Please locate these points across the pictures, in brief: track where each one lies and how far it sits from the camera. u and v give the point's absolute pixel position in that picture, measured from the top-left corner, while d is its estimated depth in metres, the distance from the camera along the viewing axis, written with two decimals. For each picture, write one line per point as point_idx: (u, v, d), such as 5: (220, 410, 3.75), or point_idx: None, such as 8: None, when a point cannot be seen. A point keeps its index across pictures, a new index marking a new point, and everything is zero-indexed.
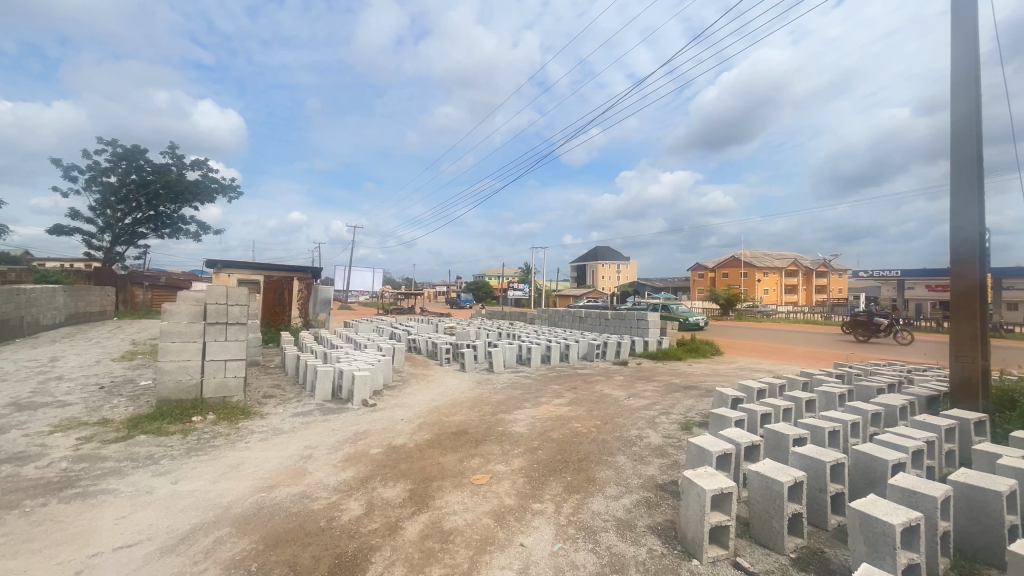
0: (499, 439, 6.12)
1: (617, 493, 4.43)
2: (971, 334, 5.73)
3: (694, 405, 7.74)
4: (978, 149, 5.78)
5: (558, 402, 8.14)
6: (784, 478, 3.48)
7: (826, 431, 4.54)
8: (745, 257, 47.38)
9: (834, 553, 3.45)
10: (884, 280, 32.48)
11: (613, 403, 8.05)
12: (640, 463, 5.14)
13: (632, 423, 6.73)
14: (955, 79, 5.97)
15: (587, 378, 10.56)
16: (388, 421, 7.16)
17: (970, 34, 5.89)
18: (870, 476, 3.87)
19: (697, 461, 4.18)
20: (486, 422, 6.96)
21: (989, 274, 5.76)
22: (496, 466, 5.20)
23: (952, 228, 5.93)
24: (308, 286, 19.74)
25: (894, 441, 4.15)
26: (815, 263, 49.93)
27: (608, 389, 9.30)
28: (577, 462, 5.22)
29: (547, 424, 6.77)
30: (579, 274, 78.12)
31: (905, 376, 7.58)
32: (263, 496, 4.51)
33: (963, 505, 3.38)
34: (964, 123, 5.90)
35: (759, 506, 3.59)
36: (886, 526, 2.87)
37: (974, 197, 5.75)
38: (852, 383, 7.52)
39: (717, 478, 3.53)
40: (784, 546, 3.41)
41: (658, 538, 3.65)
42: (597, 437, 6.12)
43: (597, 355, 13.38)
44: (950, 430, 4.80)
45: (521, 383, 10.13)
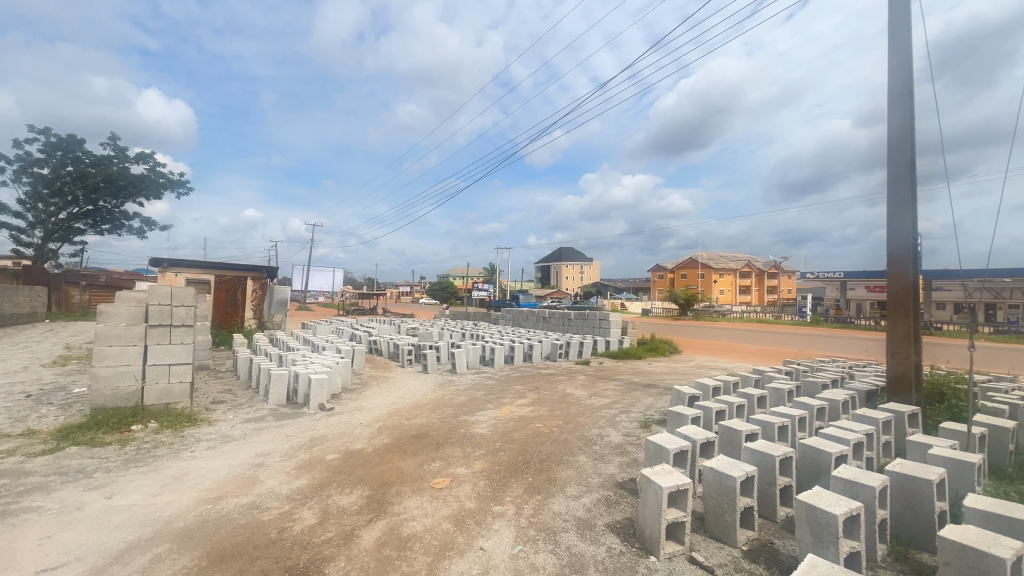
0: (460, 441, 6.06)
1: (578, 493, 4.46)
2: (905, 331, 6.11)
3: (653, 403, 7.89)
4: (912, 160, 6.17)
5: (521, 402, 8.14)
6: (737, 473, 3.58)
7: (776, 426, 4.73)
8: (703, 258, 48.99)
9: (782, 544, 3.59)
10: (828, 281, 34.26)
11: (575, 402, 8.11)
12: (601, 462, 5.19)
13: (593, 422, 6.80)
14: (891, 94, 6.37)
15: (550, 378, 10.62)
16: (346, 425, 6.93)
17: (904, 50, 6.28)
18: (814, 468, 4.06)
19: (654, 459, 4.26)
20: (448, 425, 6.86)
21: (922, 274, 6.16)
22: (457, 468, 5.14)
23: (887, 233, 6.31)
24: (263, 286, 18.46)
25: (836, 434, 4.36)
26: (767, 265, 52.25)
27: (570, 388, 9.37)
28: (538, 463, 5.21)
29: (509, 425, 6.74)
30: (544, 274, 78.78)
31: (847, 372, 7.99)
32: (208, 509, 4.26)
33: (899, 494, 3.58)
34: (899, 134, 6.29)
35: (714, 501, 3.68)
36: (830, 517, 3.00)
37: (907, 204, 6.14)
38: (799, 379, 7.90)
39: (674, 475, 3.60)
40: (736, 539, 3.52)
41: (617, 537, 3.68)
42: (559, 437, 6.16)
43: (560, 355, 13.46)
44: (887, 423, 5.10)
45: (484, 384, 10.08)
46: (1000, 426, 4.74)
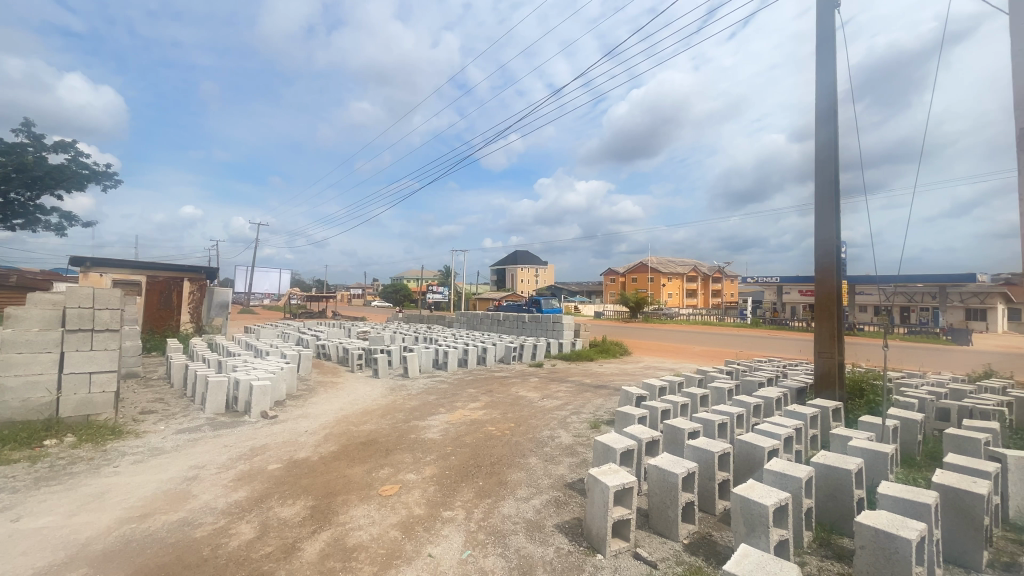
0: (411, 447, 5.95)
1: (528, 495, 4.49)
2: (830, 332, 6.60)
3: (603, 404, 8.08)
4: (836, 174, 6.69)
5: (473, 406, 8.11)
6: (678, 469, 3.72)
7: (716, 424, 4.97)
8: (652, 263, 50.79)
9: (720, 535, 3.77)
10: (766, 286, 36.41)
11: (527, 405, 8.16)
12: (551, 463, 5.26)
13: (545, 424, 6.88)
14: (818, 112, 6.88)
15: (503, 381, 10.64)
16: (290, 433, 6.64)
17: (829, 73, 6.81)
18: (749, 462, 4.30)
19: (602, 459, 4.36)
20: (398, 430, 6.73)
21: (844, 279, 6.68)
22: (407, 474, 5.04)
23: (815, 242, 6.78)
24: (201, 287, 17.35)
25: (769, 430, 4.64)
26: (711, 270, 54.94)
27: (523, 391, 9.43)
28: (489, 466, 5.20)
29: (461, 429, 6.70)
30: (499, 278, 78.93)
31: (781, 371, 8.52)
32: (132, 528, 3.95)
33: (823, 484, 3.85)
34: (826, 150, 6.78)
35: (658, 498, 3.81)
36: (762, 508, 3.19)
37: (832, 215, 6.63)
38: (738, 377, 8.33)
39: (620, 475, 3.70)
40: (678, 533, 3.66)
41: (566, 537, 3.74)
42: (511, 439, 6.19)
43: (514, 357, 13.53)
44: (814, 418, 5.48)
45: (437, 388, 9.96)
46: (910, 419, 5.21)
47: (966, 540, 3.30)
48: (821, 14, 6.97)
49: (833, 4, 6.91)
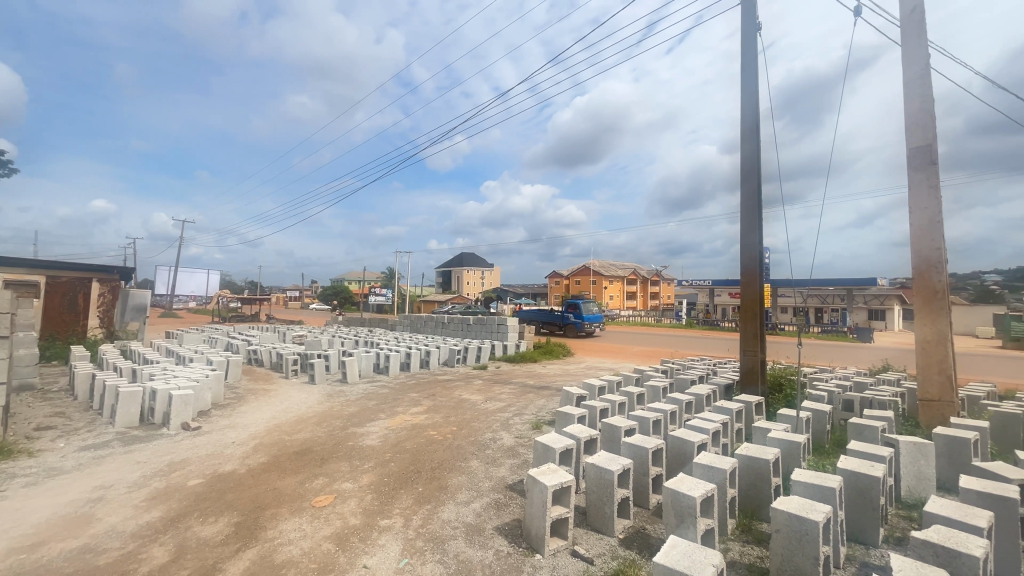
0: (348, 454, 5.73)
1: (468, 499, 4.46)
2: (753, 331, 7.08)
3: (545, 405, 8.20)
4: (758, 186, 7.20)
5: (415, 410, 7.94)
6: (614, 466, 3.84)
7: (650, 421, 5.17)
8: (594, 266, 52.31)
9: (653, 529, 3.92)
10: (699, 288, 38.56)
11: (470, 407, 8.11)
12: (492, 466, 5.26)
13: (487, 426, 6.87)
14: (743, 125, 7.37)
15: (446, 384, 10.53)
16: (214, 446, 6.19)
17: (753, 91, 7.32)
18: (680, 456, 4.51)
19: (542, 459, 4.41)
20: (335, 438, 6.46)
21: (767, 282, 7.18)
22: (343, 483, 4.85)
23: (740, 248, 7.25)
24: (113, 289, 15.73)
25: (698, 425, 4.89)
26: (650, 273, 57.45)
27: (466, 394, 9.38)
28: (429, 471, 5.12)
29: (401, 435, 6.54)
30: (445, 280, 78.15)
31: (711, 369, 9.02)
32: (21, 560, 3.51)
33: (746, 475, 4.11)
34: (749, 162, 7.28)
35: (595, 495, 3.91)
36: (690, 500, 3.35)
37: (755, 223, 7.12)
38: (672, 375, 8.74)
39: (558, 474, 3.75)
40: (614, 529, 3.78)
41: (505, 539, 3.75)
42: (452, 443, 6.12)
43: (458, 360, 13.42)
44: (739, 412, 5.85)
45: (377, 393, 9.68)
46: (821, 411, 5.69)
47: (865, 519, 3.65)
48: (745, 35, 7.50)
49: (756, 25, 7.45)
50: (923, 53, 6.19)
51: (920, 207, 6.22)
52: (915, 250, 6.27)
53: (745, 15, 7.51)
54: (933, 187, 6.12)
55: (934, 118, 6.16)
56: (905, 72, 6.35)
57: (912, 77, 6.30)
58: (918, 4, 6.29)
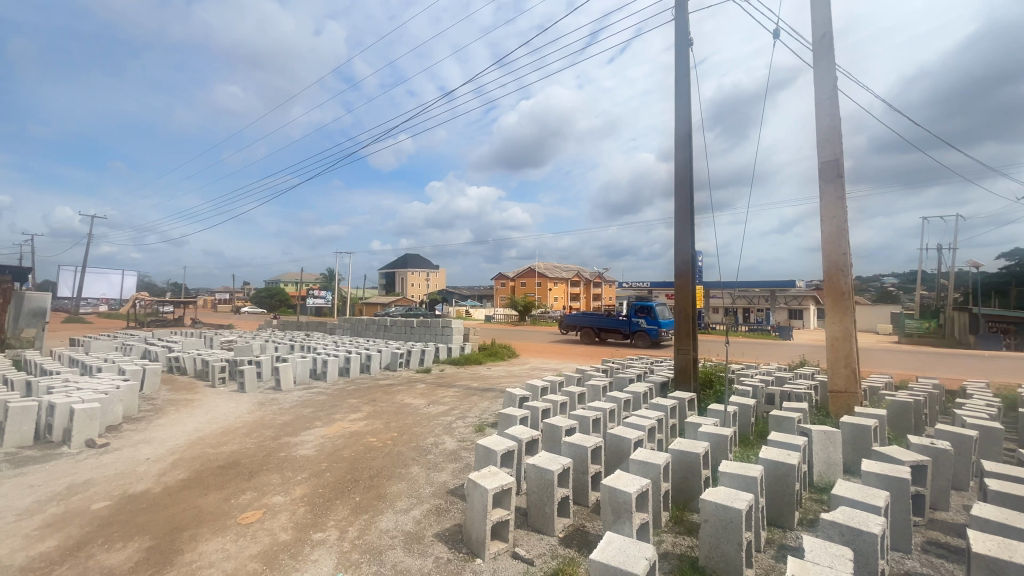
0: (279, 466, 5.42)
1: (408, 506, 4.35)
2: (686, 331, 7.45)
3: (488, 407, 8.18)
4: (690, 193, 7.59)
5: (355, 417, 7.66)
6: (554, 466, 3.88)
7: (590, 419, 5.29)
8: (540, 268, 53.03)
9: (591, 526, 4.01)
10: (638, 290, 40.17)
11: (412, 412, 7.94)
12: (433, 471, 5.17)
13: (429, 431, 6.74)
14: (677, 135, 7.75)
15: (388, 389, 10.25)
16: (125, 463, 5.63)
17: (685, 104, 7.72)
18: (618, 453, 4.64)
19: (483, 462, 4.39)
20: (265, 449, 6.08)
21: (698, 285, 7.59)
22: (273, 497, 4.58)
23: (674, 252, 7.60)
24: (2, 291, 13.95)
25: (635, 422, 5.06)
26: (592, 275, 59.18)
27: (408, 398, 9.17)
28: (368, 480, 4.94)
29: (338, 443, 6.27)
30: (388, 281, 76.15)
31: (649, 367, 9.39)
32: None
33: (679, 469, 4.30)
34: (683, 172, 7.66)
35: (535, 496, 3.93)
36: (625, 496, 3.45)
37: (688, 229, 7.49)
38: (612, 374, 9.01)
39: (499, 476, 3.74)
40: (554, 528, 3.82)
41: (445, 545, 3.69)
42: (393, 449, 5.95)
43: (401, 363, 13.10)
44: (673, 408, 6.13)
45: (314, 399, 9.24)
46: (746, 404, 6.08)
47: (782, 503, 3.93)
48: (678, 49, 7.89)
49: (688, 41, 7.86)
50: (832, 75, 6.81)
51: (829, 216, 6.82)
52: (825, 256, 6.86)
53: (679, 30, 7.91)
54: (840, 198, 6.73)
55: (840, 135, 6.78)
56: (817, 91, 6.94)
57: (823, 97, 6.89)
58: (828, 30, 6.91)
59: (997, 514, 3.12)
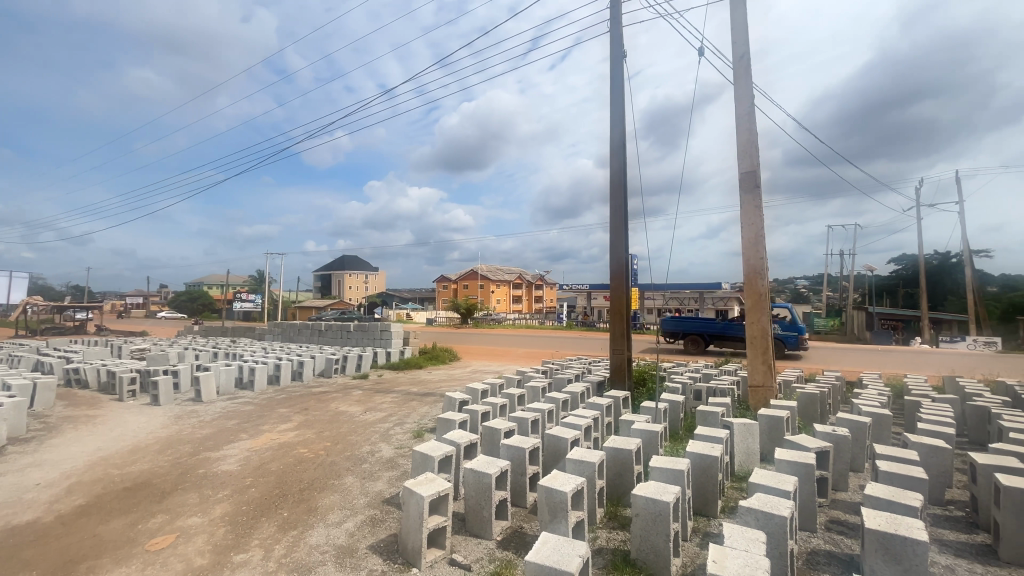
0: (197, 484, 5.02)
1: (340, 519, 4.17)
2: (621, 331, 7.73)
3: (428, 412, 8.03)
4: (624, 199, 7.90)
5: (285, 428, 7.25)
6: (492, 470, 3.87)
7: (529, 421, 5.34)
8: (482, 271, 52.95)
9: (529, 527, 4.05)
10: (578, 292, 41.24)
11: (347, 420, 7.63)
12: (369, 480, 5.00)
13: (365, 439, 6.51)
14: (613, 142, 8.04)
15: (322, 397, 9.79)
16: (8, 491, 4.97)
17: (620, 114, 8.03)
18: (555, 453, 4.72)
19: (420, 468, 4.29)
20: (181, 466, 5.60)
21: (632, 286, 7.89)
22: (189, 519, 4.22)
23: (610, 255, 7.86)
24: None
25: (572, 421, 5.18)
26: (534, 277, 60.02)
27: (344, 406, 8.80)
28: (297, 494, 4.69)
29: (264, 456, 5.90)
30: (324, 284, 72.89)
31: (586, 367, 9.64)
32: None
33: (613, 465, 4.44)
34: (618, 179, 7.95)
35: (473, 500, 3.91)
36: (562, 495, 3.50)
37: (622, 233, 7.79)
38: (551, 375, 9.15)
39: (435, 483, 3.68)
40: (492, 531, 3.82)
41: (380, 556, 3.57)
42: (325, 460, 5.69)
43: (336, 369, 12.57)
44: (608, 407, 6.34)
45: (239, 410, 8.65)
46: (676, 401, 6.40)
47: (707, 494, 4.17)
48: (614, 60, 8.20)
49: (623, 52, 8.19)
50: (750, 93, 7.36)
51: (748, 223, 7.34)
52: (745, 259, 7.37)
53: (614, 42, 8.22)
54: (757, 207, 7.29)
55: (756, 148, 7.35)
56: (737, 107, 7.46)
57: (742, 112, 7.42)
58: (747, 51, 7.46)
59: (886, 492, 3.49)
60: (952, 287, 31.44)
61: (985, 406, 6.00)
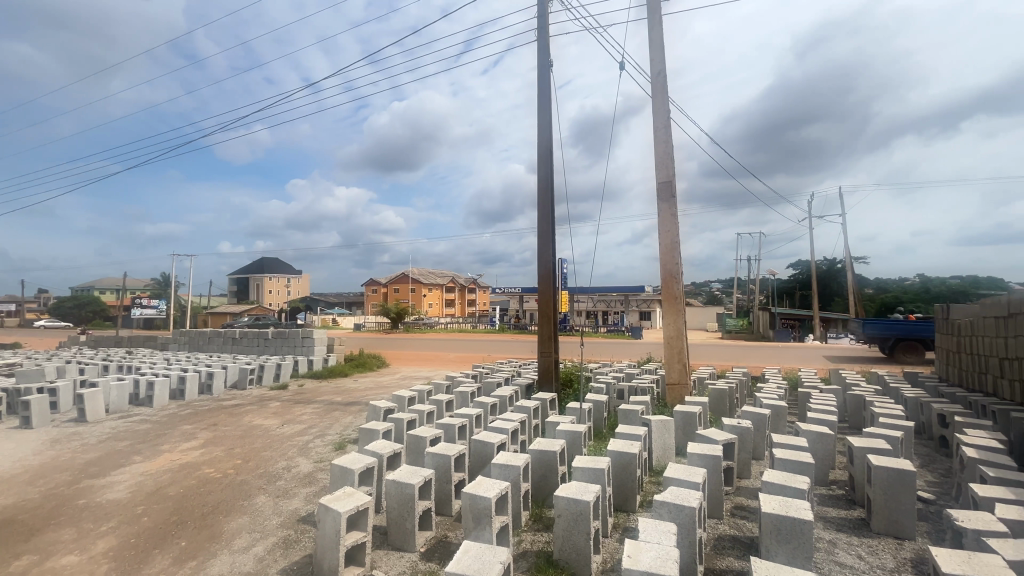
0: (77, 516, 4.42)
1: (248, 543, 3.85)
2: (548, 334, 7.88)
3: (352, 422, 7.69)
4: (552, 206, 8.07)
5: (188, 446, 6.60)
6: (415, 480, 3.77)
7: (456, 427, 5.26)
8: (412, 274, 51.83)
9: (454, 535, 3.99)
10: (510, 296, 41.68)
11: (262, 435, 7.10)
12: (283, 499, 4.67)
13: (281, 454, 6.10)
14: (540, 148, 8.20)
15: (235, 410, 9.05)
16: None
17: (547, 122, 8.21)
18: (481, 458, 4.70)
19: (339, 483, 4.08)
20: (56, 498, 4.90)
21: (560, 290, 8.09)
22: (63, 558, 3.71)
23: (538, 260, 7.99)
24: None
25: (499, 426, 5.18)
26: (467, 281, 59.88)
27: (258, 419, 8.19)
28: (199, 519, 4.28)
29: (162, 480, 5.32)
30: (239, 288, 67.65)
31: (515, 370, 9.72)
32: None
33: (538, 468, 4.49)
34: (546, 186, 8.11)
35: (395, 512, 3.78)
36: (486, 502, 3.48)
37: (549, 238, 7.95)
38: (481, 380, 9.13)
39: (354, 497, 3.51)
40: (415, 543, 3.72)
41: None
42: (235, 479, 5.25)
43: (251, 380, 11.68)
44: (536, 409, 6.43)
45: (134, 429, 7.77)
46: (600, 401, 6.63)
47: (626, 490, 4.36)
48: (541, 69, 8.38)
49: (549, 62, 8.39)
50: (666, 109, 7.84)
51: (665, 230, 7.79)
52: (662, 264, 7.82)
53: (540, 51, 8.40)
54: (672, 216, 7.76)
55: (672, 160, 7.83)
56: (655, 120, 7.91)
57: (659, 126, 7.88)
58: (663, 68, 7.94)
59: (780, 477, 3.84)
60: (837, 290, 35.56)
61: (862, 395, 6.83)
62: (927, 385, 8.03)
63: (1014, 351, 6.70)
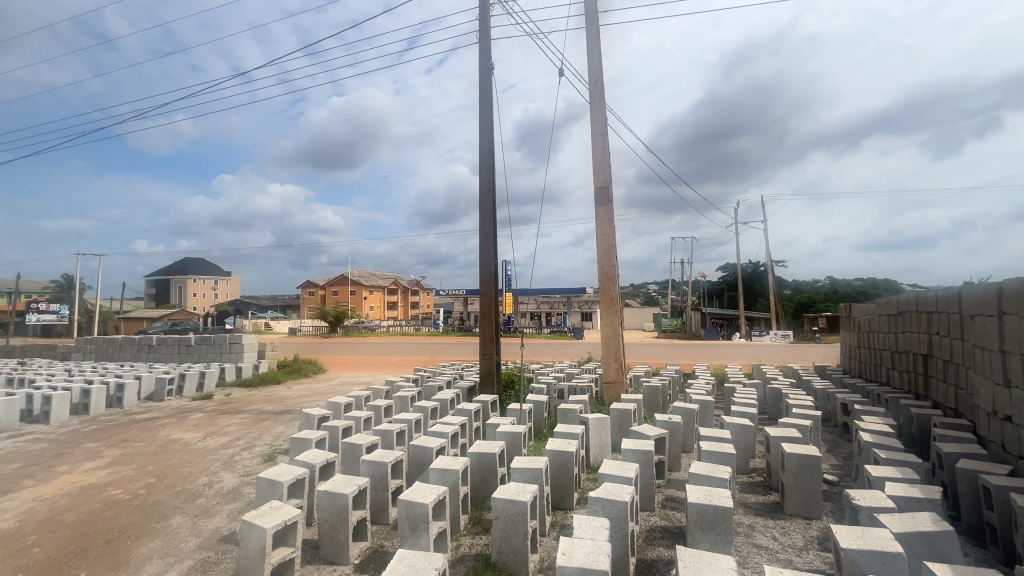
0: None
1: (159, 570, 3.54)
2: (489, 336, 7.89)
3: (283, 432, 7.29)
4: (493, 208, 8.09)
5: (92, 466, 5.97)
6: (349, 489, 3.64)
7: (393, 433, 5.14)
8: (353, 275, 50.10)
9: (389, 544, 3.89)
10: (454, 298, 41.30)
11: (180, 450, 6.56)
12: (202, 518, 4.34)
13: (202, 470, 5.67)
14: (481, 151, 8.21)
15: (149, 424, 8.31)
16: None
17: (488, 124, 8.24)
18: (419, 463, 4.61)
19: (266, 497, 3.85)
20: None
21: (501, 292, 8.13)
22: None
23: (479, 262, 7.98)
24: None
25: (438, 430, 5.12)
26: (410, 283, 58.77)
27: (177, 433, 7.56)
28: (102, 547, 3.88)
29: (59, 505, 4.77)
30: (158, 290, 62.18)
31: (457, 373, 9.64)
32: None
33: (478, 470, 4.48)
34: (487, 189, 8.12)
35: (327, 524, 3.63)
36: (422, 508, 3.42)
37: (490, 240, 7.96)
38: (423, 383, 8.98)
39: (281, 511, 3.33)
40: (348, 555, 3.58)
41: None
42: (147, 500, 4.81)
43: (170, 391, 10.76)
44: (477, 411, 6.41)
45: (26, 450, 6.92)
46: (540, 401, 6.73)
47: (564, 488, 4.45)
48: (482, 72, 8.40)
49: (491, 66, 8.42)
50: (603, 117, 8.10)
51: (602, 234, 8.05)
52: (599, 266, 8.07)
53: (482, 54, 8.41)
54: (609, 220, 8.03)
55: (608, 167, 8.11)
56: (593, 128, 8.16)
57: (597, 133, 8.14)
58: (600, 79, 8.21)
59: (705, 468, 4.07)
60: (760, 291, 38.40)
61: (778, 388, 7.40)
62: (833, 377, 8.86)
63: (903, 344, 7.53)
